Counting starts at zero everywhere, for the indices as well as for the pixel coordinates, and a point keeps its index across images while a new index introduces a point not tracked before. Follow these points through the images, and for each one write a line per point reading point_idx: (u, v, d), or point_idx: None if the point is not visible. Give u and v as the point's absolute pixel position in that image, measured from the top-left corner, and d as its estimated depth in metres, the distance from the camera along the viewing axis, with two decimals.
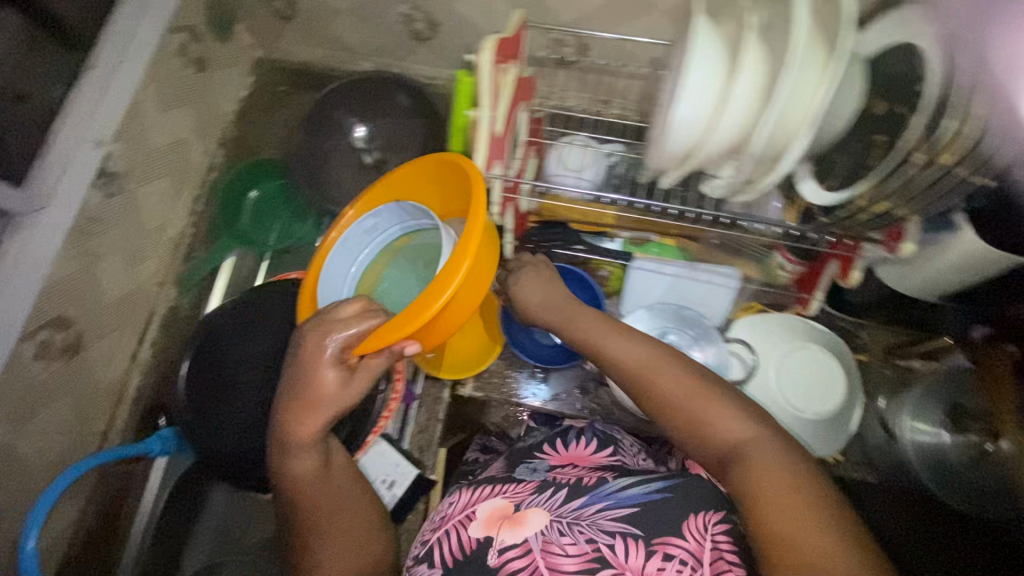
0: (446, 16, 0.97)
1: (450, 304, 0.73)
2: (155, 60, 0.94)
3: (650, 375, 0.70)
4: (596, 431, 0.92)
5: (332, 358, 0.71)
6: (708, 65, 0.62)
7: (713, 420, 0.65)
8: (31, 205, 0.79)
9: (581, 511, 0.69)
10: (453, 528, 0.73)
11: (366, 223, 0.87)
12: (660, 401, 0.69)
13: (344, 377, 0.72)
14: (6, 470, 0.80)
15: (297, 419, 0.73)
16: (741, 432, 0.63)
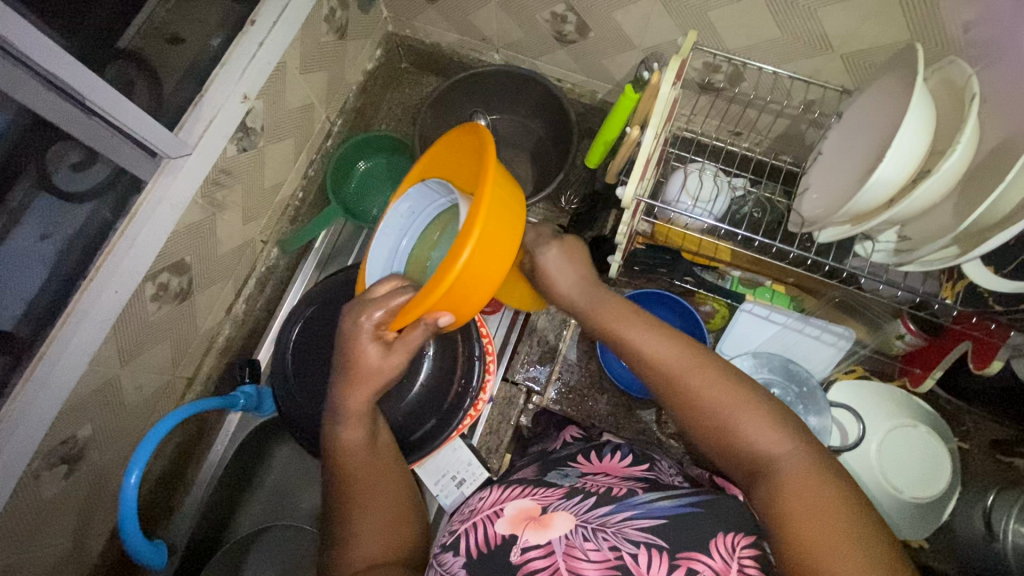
0: (599, 24, 0.94)
1: (474, 269, 0.59)
2: (305, 22, 0.94)
3: (673, 380, 0.64)
4: (633, 447, 0.83)
5: (368, 335, 0.65)
6: (917, 128, 0.59)
7: (745, 428, 0.59)
8: (179, 149, 0.78)
9: (607, 518, 0.60)
10: (479, 522, 0.65)
11: (404, 206, 0.75)
12: (688, 406, 0.62)
13: (384, 352, 0.66)
14: (107, 401, 0.81)
15: (346, 392, 0.68)
16: (771, 443, 0.57)
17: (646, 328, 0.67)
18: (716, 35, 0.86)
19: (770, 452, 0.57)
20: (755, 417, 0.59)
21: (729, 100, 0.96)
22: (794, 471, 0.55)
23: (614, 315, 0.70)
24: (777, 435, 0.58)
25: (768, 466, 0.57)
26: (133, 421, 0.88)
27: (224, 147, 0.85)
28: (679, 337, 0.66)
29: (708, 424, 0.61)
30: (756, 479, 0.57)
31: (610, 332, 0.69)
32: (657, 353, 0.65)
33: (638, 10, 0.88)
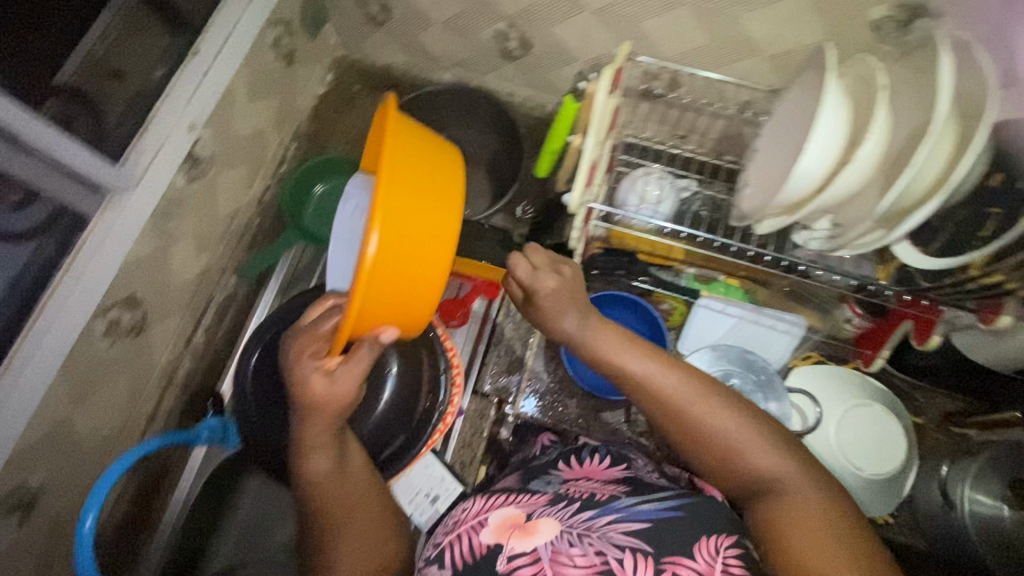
0: (541, 39, 0.97)
1: (387, 260, 0.56)
2: (250, 50, 0.94)
3: (678, 410, 0.65)
4: (609, 448, 0.85)
5: (309, 367, 0.64)
6: (834, 121, 0.63)
7: (747, 451, 0.62)
8: (123, 182, 0.78)
9: (590, 522, 0.63)
10: (464, 533, 0.66)
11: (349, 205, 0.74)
12: (689, 429, 0.64)
13: (327, 383, 0.64)
14: (60, 445, 0.78)
15: (305, 423, 0.67)
16: (772, 466, 0.61)
17: (648, 362, 0.68)
18: (651, 45, 0.90)
19: (772, 474, 0.60)
20: (748, 435, 0.63)
21: (670, 106, 1.00)
22: (798, 493, 0.58)
23: (612, 346, 0.70)
24: (774, 455, 0.61)
25: (770, 487, 0.60)
26: (90, 464, 0.85)
27: (172, 179, 0.85)
28: (677, 367, 0.67)
29: (712, 448, 0.63)
30: (764, 501, 0.60)
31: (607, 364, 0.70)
32: (660, 383, 0.66)
33: (575, 24, 0.91)
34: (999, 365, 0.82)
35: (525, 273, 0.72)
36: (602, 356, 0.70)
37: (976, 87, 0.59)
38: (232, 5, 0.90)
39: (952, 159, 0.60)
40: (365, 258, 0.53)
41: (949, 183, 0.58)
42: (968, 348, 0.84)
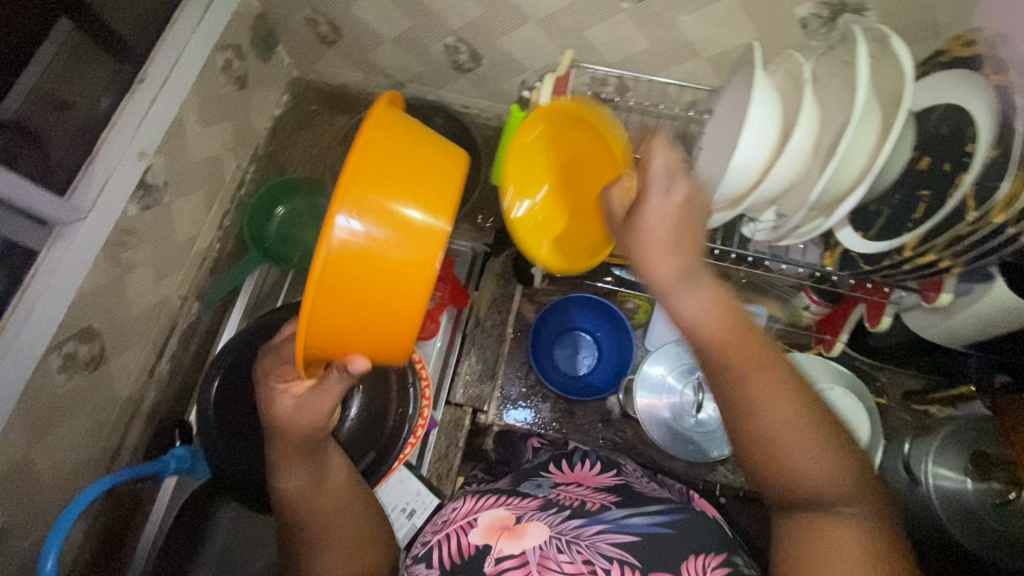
0: (490, 51, 0.99)
1: (340, 278, 0.53)
2: (199, 75, 0.95)
3: (750, 387, 0.55)
4: (599, 455, 0.86)
5: (279, 388, 0.64)
6: (767, 114, 0.65)
7: (798, 452, 0.53)
8: (72, 214, 0.77)
9: (579, 530, 0.62)
10: (453, 532, 0.66)
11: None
12: (743, 407, 0.55)
13: (298, 404, 0.64)
14: (19, 486, 0.76)
15: (275, 445, 0.67)
16: (827, 480, 0.52)
17: (736, 337, 0.57)
18: (595, 51, 0.92)
19: (824, 486, 0.52)
20: (813, 442, 0.53)
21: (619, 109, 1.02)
22: (841, 519, 0.51)
23: (700, 306, 0.58)
24: (830, 469, 0.53)
25: (812, 499, 0.53)
26: (52, 504, 0.83)
27: (124, 208, 0.85)
28: (765, 354, 0.57)
29: (763, 436, 0.54)
30: (797, 509, 0.53)
31: (686, 319, 0.58)
32: (736, 359, 0.56)
33: (521, 35, 0.93)
34: (950, 342, 0.84)
35: (660, 174, 0.58)
36: (682, 318, 0.58)
37: (891, 77, 0.62)
38: (179, 31, 0.90)
39: (877, 143, 0.62)
40: (317, 254, 0.50)
41: (874, 168, 0.60)
42: (919, 327, 0.87)
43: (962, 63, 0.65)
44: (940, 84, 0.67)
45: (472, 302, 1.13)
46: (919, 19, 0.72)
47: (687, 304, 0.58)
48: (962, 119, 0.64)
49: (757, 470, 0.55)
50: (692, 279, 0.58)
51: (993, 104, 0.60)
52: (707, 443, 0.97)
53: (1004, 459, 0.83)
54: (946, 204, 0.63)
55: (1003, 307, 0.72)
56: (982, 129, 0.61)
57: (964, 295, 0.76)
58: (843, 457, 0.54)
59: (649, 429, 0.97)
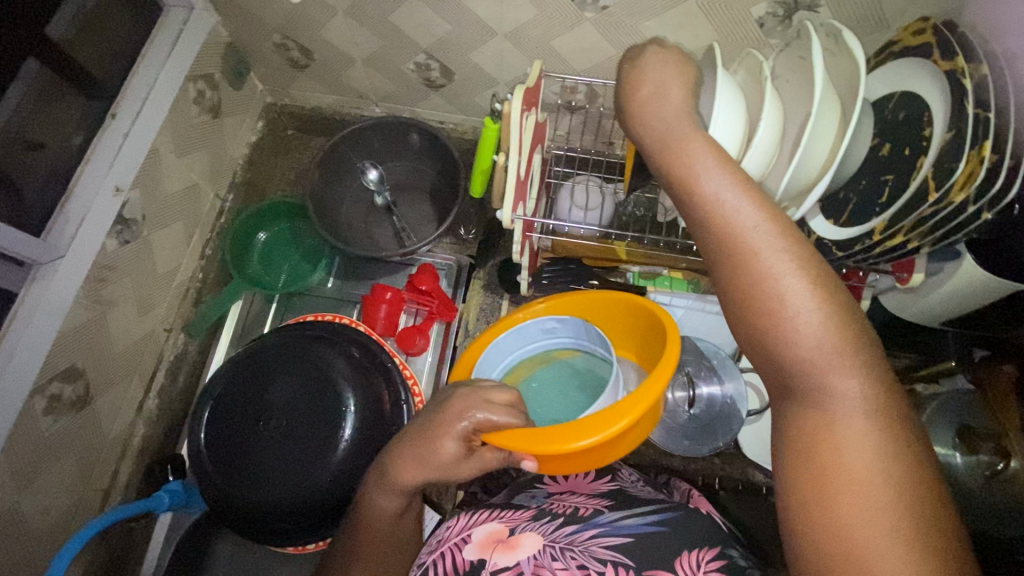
0: (460, 66, 1.01)
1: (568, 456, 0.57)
2: (172, 107, 0.95)
3: (742, 237, 0.45)
4: None
5: (459, 436, 0.57)
6: (733, 106, 0.65)
7: (796, 336, 0.42)
8: (50, 254, 0.77)
9: (573, 536, 0.62)
10: (447, 550, 0.65)
11: (551, 323, 0.76)
12: (735, 263, 0.45)
13: (461, 455, 0.58)
14: (8, 534, 0.74)
15: (400, 466, 0.60)
16: (833, 358, 0.42)
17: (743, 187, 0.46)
18: (563, 60, 0.94)
19: (827, 363, 0.42)
20: (819, 307, 0.42)
21: (590, 115, 1.04)
22: (844, 406, 0.41)
23: (689, 149, 0.49)
24: (836, 338, 0.42)
25: (810, 380, 0.43)
26: (43, 552, 0.81)
27: (102, 243, 0.84)
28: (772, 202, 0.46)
29: (754, 294, 0.44)
30: (792, 398, 0.44)
31: (669, 159, 0.50)
32: (734, 210, 0.46)
33: (490, 49, 0.95)
34: (928, 320, 0.86)
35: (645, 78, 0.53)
36: (669, 166, 0.49)
37: (848, 69, 0.65)
38: (148, 65, 0.91)
39: (839, 134, 0.64)
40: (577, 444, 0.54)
41: (836, 159, 0.63)
42: (897, 307, 0.89)
43: (913, 51, 0.68)
44: (894, 74, 0.70)
45: (460, 314, 1.13)
46: (871, 12, 0.75)
47: (674, 146, 0.50)
48: (919, 105, 0.66)
49: (748, 345, 0.46)
50: (681, 124, 0.50)
51: (945, 89, 0.62)
52: (702, 439, 0.98)
53: (989, 431, 0.87)
54: (910, 186, 0.66)
55: (974, 283, 0.75)
56: (937, 111, 0.64)
57: (935, 274, 0.79)
58: (860, 337, 0.43)
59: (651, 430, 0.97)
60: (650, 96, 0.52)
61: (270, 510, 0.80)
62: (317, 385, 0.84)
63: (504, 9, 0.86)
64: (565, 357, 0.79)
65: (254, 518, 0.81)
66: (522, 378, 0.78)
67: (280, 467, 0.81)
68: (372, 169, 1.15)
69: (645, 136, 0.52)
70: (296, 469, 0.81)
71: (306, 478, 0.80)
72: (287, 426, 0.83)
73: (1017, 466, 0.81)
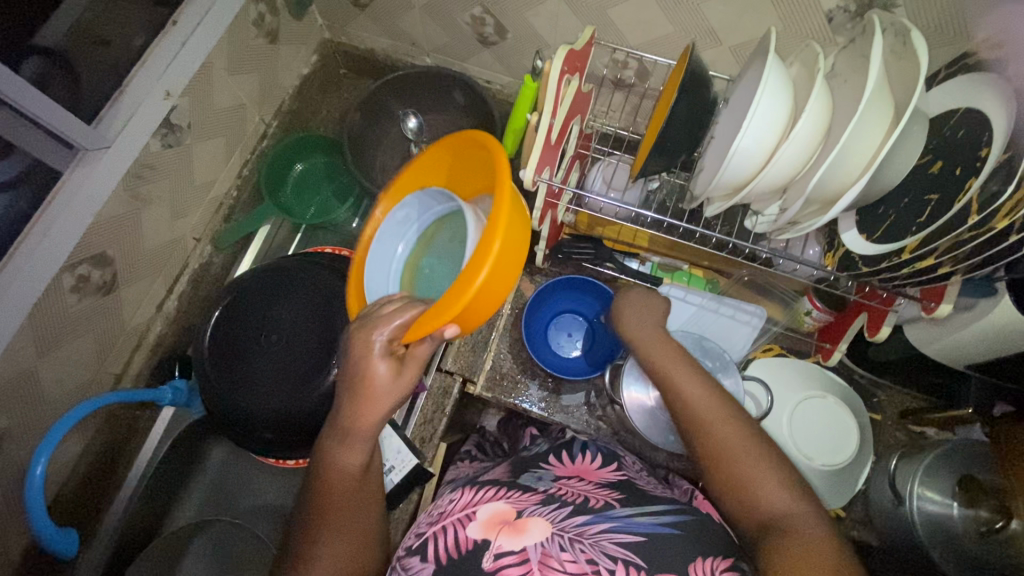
0: (514, 25, 1.00)
1: (489, 288, 0.60)
2: (231, 26, 0.98)
3: (712, 425, 0.70)
4: (600, 447, 0.91)
5: (379, 352, 0.61)
6: (772, 100, 0.64)
7: (754, 479, 0.65)
8: (97, 142, 0.81)
9: (583, 528, 0.64)
10: (449, 526, 0.67)
11: (398, 214, 0.73)
12: (709, 434, 0.70)
13: (396, 369, 0.62)
14: (23, 393, 0.81)
15: (353, 411, 0.64)
16: (784, 500, 0.64)
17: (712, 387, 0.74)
18: (618, 32, 0.92)
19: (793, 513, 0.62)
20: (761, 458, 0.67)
21: (638, 94, 1.01)
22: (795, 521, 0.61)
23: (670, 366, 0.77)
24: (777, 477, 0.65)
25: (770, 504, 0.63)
26: (54, 418, 0.88)
27: (147, 142, 0.88)
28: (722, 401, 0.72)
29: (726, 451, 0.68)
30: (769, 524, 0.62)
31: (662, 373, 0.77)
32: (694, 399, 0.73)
33: (546, 11, 0.94)
34: (950, 359, 0.82)
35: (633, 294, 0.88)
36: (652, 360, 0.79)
37: (908, 73, 0.61)
38: None
39: (888, 131, 0.61)
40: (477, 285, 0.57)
41: (876, 164, 0.60)
42: (920, 342, 0.84)
43: (985, 66, 0.63)
44: (960, 88, 0.65)
45: None
46: (951, 19, 0.69)
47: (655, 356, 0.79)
48: (978, 126, 0.62)
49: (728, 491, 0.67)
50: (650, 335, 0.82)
51: (1013, 111, 0.58)
52: None
53: (994, 486, 0.82)
54: (949, 208, 0.62)
55: (1006, 325, 0.70)
56: (998, 133, 0.59)
57: (966, 310, 0.75)
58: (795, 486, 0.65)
59: (639, 423, 0.95)
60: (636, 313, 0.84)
61: (256, 415, 0.84)
62: (320, 307, 0.87)
63: None
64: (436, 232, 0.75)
65: (243, 422, 0.85)
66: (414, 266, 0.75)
67: (276, 378, 0.85)
68: (412, 118, 1.18)
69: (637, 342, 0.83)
70: (288, 383, 0.84)
71: (295, 394, 0.83)
72: (289, 344, 0.86)
73: (1016, 527, 0.76)
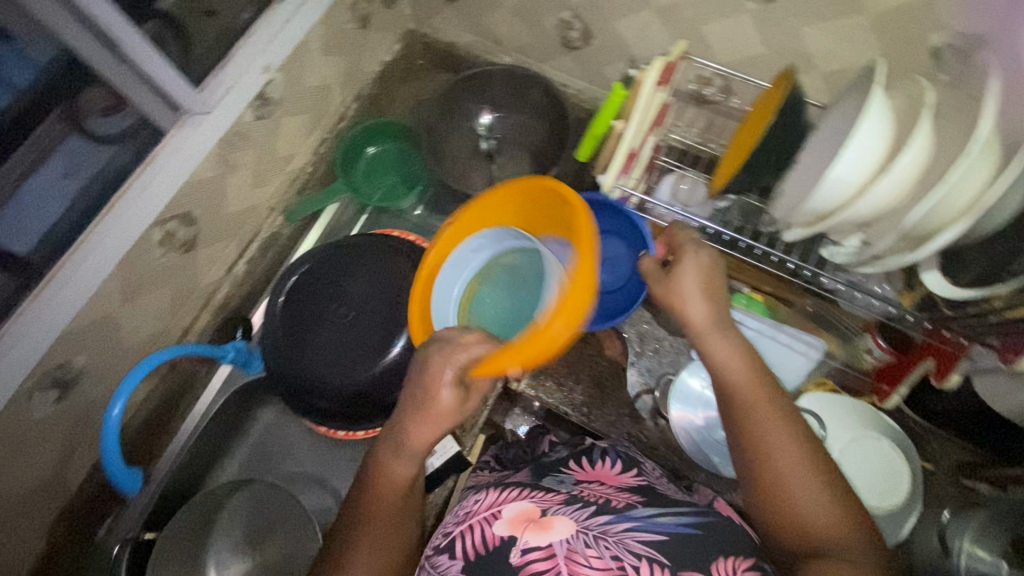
0: (602, 32, 1.01)
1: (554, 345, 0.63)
2: (329, 10, 1.02)
3: (758, 416, 0.67)
4: (620, 452, 0.86)
5: (450, 383, 0.62)
6: (873, 133, 0.64)
7: (798, 483, 0.63)
8: (199, 106, 0.85)
9: (607, 527, 0.66)
10: (476, 524, 0.70)
11: (481, 240, 0.76)
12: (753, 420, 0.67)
13: (461, 399, 0.63)
14: (105, 334, 0.86)
15: (415, 429, 0.64)
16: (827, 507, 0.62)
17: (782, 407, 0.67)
18: (709, 48, 0.92)
19: (838, 534, 0.61)
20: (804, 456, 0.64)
21: (719, 112, 1.00)
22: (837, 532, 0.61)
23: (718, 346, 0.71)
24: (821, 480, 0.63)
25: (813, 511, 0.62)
26: (128, 362, 0.93)
27: (241, 112, 0.92)
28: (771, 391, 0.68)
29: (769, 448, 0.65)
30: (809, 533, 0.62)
31: (725, 374, 0.70)
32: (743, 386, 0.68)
33: (637, 20, 0.94)
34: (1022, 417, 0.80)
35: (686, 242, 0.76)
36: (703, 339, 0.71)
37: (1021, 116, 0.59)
38: None
39: (995, 171, 0.59)
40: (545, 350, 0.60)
41: (980, 207, 0.58)
42: (993, 394, 0.83)
43: None
44: None
45: None
46: None
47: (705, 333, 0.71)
48: None
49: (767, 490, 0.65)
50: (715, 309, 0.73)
51: None
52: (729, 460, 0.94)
53: None
54: None
55: None
56: None
57: None
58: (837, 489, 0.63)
59: (683, 438, 0.95)
60: (699, 294, 0.72)
61: (318, 383, 0.87)
62: (389, 287, 0.90)
63: None
64: (494, 269, 0.77)
65: (304, 389, 0.88)
66: (467, 298, 0.76)
67: (340, 350, 0.88)
68: (486, 114, 1.17)
69: (691, 319, 0.72)
70: (351, 357, 0.87)
71: (357, 368, 0.87)
72: (356, 319, 0.89)
73: None
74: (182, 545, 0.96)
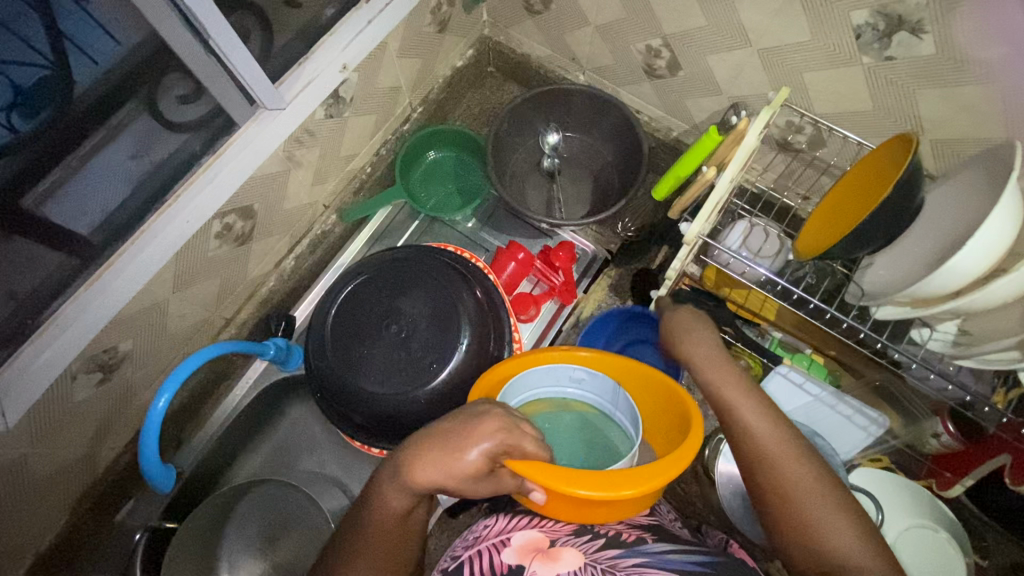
0: (691, 65, 0.96)
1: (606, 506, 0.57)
2: (412, 12, 0.99)
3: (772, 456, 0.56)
4: None
5: (482, 456, 0.55)
6: (1002, 223, 0.58)
7: (825, 532, 0.53)
8: (275, 102, 0.83)
9: (615, 561, 0.61)
10: (484, 550, 0.66)
11: (581, 375, 0.70)
12: (767, 462, 0.56)
13: (480, 476, 0.56)
14: (152, 322, 0.85)
15: (426, 469, 0.56)
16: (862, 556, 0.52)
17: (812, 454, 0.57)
18: (806, 97, 0.86)
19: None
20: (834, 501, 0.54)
21: (805, 162, 0.95)
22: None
23: (728, 391, 0.60)
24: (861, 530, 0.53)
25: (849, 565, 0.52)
26: (169, 347, 0.92)
27: (313, 110, 0.89)
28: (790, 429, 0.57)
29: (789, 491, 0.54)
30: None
31: (737, 419, 0.59)
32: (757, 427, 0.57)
33: (732, 59, 0.89)
34: None
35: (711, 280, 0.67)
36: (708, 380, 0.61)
37: None
38: None
39: None
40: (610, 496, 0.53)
41: None
42: None
43: None
44: None
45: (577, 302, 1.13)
46: None
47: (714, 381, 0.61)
48: None
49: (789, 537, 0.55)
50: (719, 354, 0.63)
51: None
52: None
53: None
54: None
55: None
56: None
57: None
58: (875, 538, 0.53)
59: (727, 500, 0.90)
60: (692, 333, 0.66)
61: (358, 397, 0.85)
62: (443, 307, 0.87)
63: (775, 24, 0.80)
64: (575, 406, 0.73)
65: (344, 400, 0.86)
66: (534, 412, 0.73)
67: (385, 368, 0.85)
68: (552, 134, 1.16)
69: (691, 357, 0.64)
70: (395, 376, 0.84)
71: (400, 388, 0.84)
72: (405, 338, 0.86)
73: None
74: (200, 536, 0.95)
